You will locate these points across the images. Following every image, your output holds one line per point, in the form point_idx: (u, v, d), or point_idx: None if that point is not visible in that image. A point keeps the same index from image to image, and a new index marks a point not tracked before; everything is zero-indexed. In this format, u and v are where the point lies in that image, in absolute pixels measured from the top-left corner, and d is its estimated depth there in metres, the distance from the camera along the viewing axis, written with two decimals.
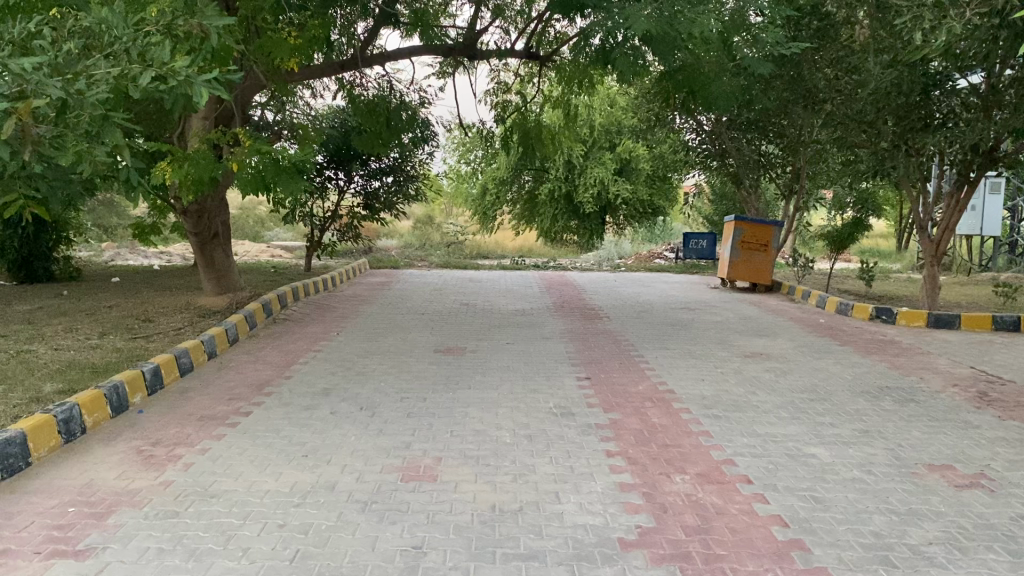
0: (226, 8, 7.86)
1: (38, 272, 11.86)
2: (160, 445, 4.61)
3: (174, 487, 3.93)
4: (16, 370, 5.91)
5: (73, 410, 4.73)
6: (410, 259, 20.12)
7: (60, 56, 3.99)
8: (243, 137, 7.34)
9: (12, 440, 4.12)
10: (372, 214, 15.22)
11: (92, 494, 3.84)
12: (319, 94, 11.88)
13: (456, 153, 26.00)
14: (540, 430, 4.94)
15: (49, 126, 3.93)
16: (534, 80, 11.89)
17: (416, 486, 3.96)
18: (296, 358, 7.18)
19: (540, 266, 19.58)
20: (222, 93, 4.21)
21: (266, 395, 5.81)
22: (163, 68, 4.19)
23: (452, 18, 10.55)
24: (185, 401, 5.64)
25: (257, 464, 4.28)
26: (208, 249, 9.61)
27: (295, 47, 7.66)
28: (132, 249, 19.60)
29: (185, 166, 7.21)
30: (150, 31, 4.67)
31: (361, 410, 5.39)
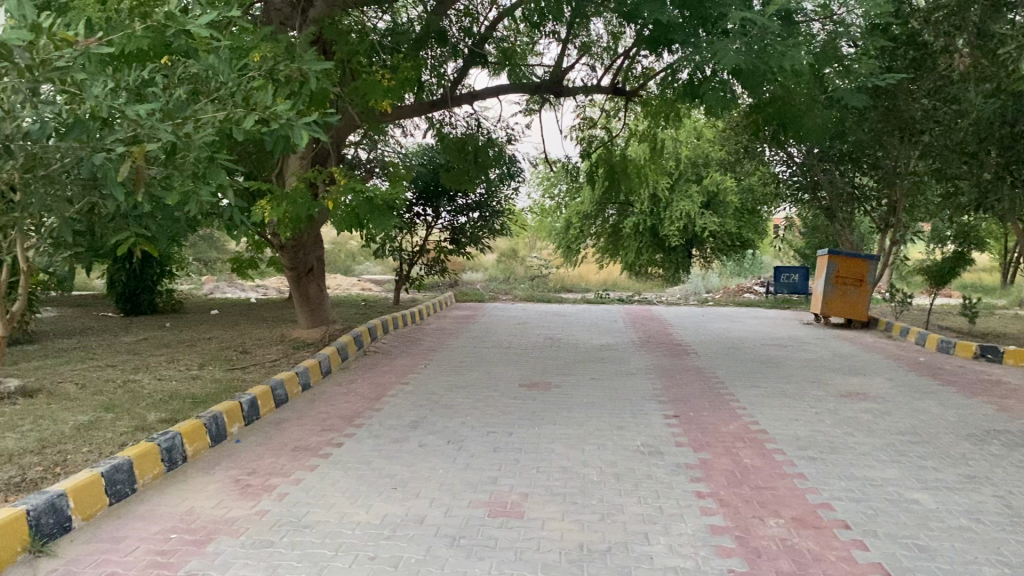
0: (323, 53, 8.23)
1: (143, 304, 12.38)
2: (256, 474, 4.75)
3: (269, 517, 4.03)
4: (123, 399, 6.19)
5: (175, 439, 4.93)
6: (495, 292, 20.30)
7: (171, 102, 4.21)
8: (338, 175, 7.55)
9: (119, 467, 4.32)
10: (459, 248, 15.41)
11: (193, 521, 3.98)
12: (409, 132, 12.11)
13: (540, 187, 26.09)
14: (628, 468, 4.88)
15: (160, 168, 4.14)
16: (620, 115, 11.94)
17: (504, 522, 3.96)
18: (385, 390, 7.31)
19: (625, 299, 19.48)
20: (320, 135, 4.40)
21: (356, 427, 5.92)
22: (266, 112, 4.39)
23: (540, 56, 10.68)
24: (280, 431, 5.80)
25: (349, 495, 4.36)
26: (303, 283, 9.89)
27: (388, 88, 7.87)
28: (229, 282, 20.43)
29: (283, 205, 7.48)
30: (253, 76, 4.92)
31: (448, 444, 5.43)
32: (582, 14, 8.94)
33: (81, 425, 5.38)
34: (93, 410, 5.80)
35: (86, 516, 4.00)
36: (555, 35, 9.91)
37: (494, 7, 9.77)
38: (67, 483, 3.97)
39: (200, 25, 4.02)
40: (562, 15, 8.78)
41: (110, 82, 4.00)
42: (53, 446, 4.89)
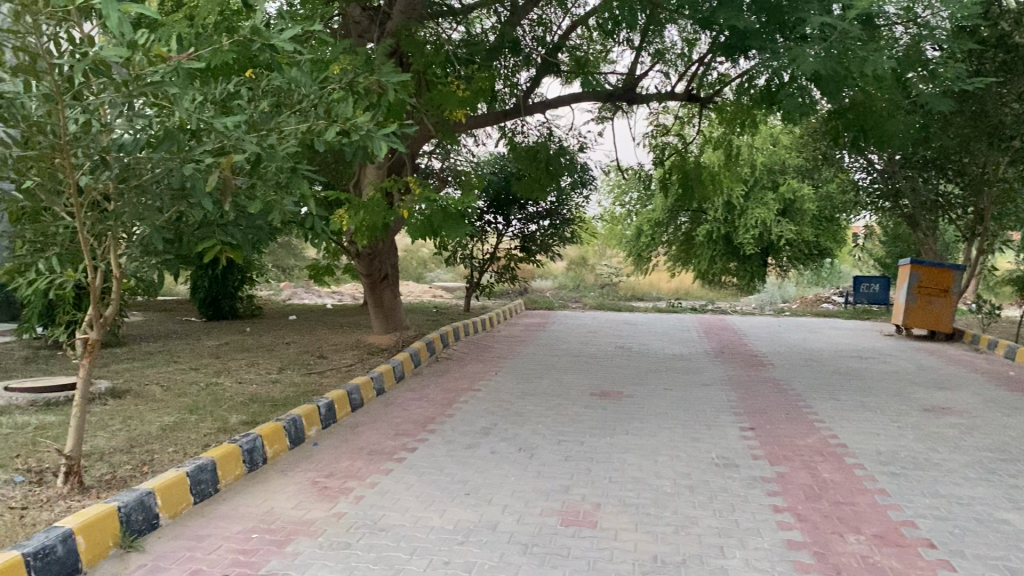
0: (400, 64, 8.43)
1: (225, 309, 12.80)
2: (333, 477, 4.85)
3: (346, 518, 4.12)
4: (206, 401, 6.41)
5: (256, 441, 5.08)
6: (565, 300, 20.28)
7: (256, 114, 4.37)
8: (413, 185, 7.68)
9: (203, 467, 4.48)
10: (529, 256, 15.46)
11: (274, 522, 4.09)
12: (481, 142, 12.20)
13: (610, 195, 25.95)
14: (702, 480, 4.82)
15: (245, 178, 4.29)
16: (694, 122, 11.83)
17: (577, 531, 3.95)
18: (457, 396, 7.37)
19: (698, 308, 19.23)
20: (399, 146, 4.51)
21: (429, 432, 6.00)
22: (347, 123, 4.54)
23: (613, 64, 10.65)
24: (356, 435, 5.91)
25: (423, 500, 4.42)
26: (378, 290, 10.07)
27: (463, 98, 7.98)
28: (306, 288, 20.93)
29: (360, 213, 7.65)
30: (333, 89, 5.06)
31: (520, 451, 5.45)
32: (656, 20, 8.90)
33: (167, 426, 5.58)
34: (178, 412, 6.01)
35: (172, 514, 4.14)
36: (628, 42, 9.88)
37: (567, 16, 9.78)
38: (154, 482, 4.12)
39: (285, 39, 4.16)
40: (637, 23, 8.78)
41: (199, 95, 4.17)
42: (141, 446, 5.08)
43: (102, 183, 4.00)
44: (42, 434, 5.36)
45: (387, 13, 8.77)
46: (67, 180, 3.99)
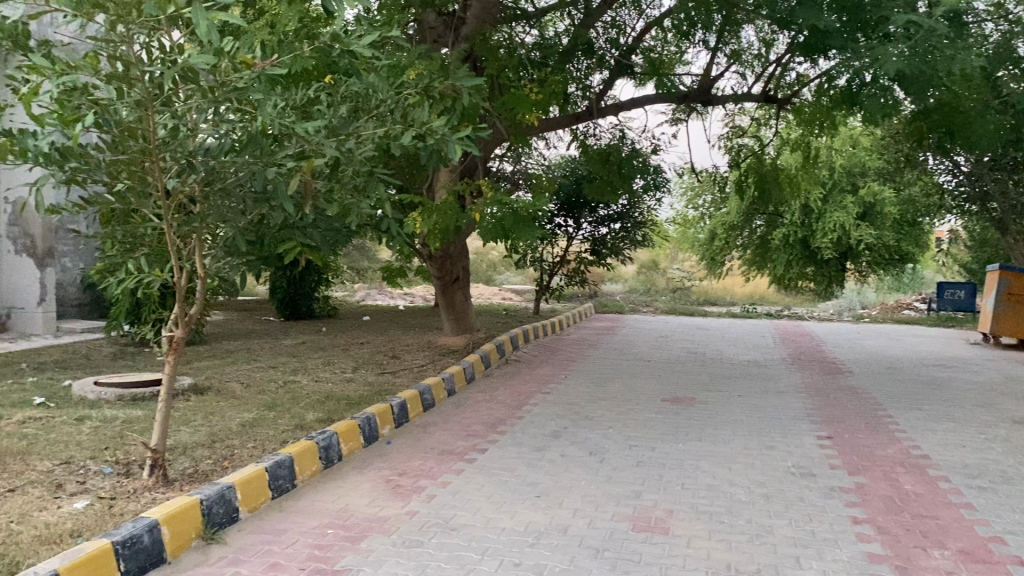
0: (474, 69, 8.52)
1: (302, 309, 13.10)
2: (405, 475, 4.92)
3: (418, 517, 4.17)
4: (284, 399, 6.58)
5: (332, 438, 5.19)
6: (636, 304, 20.10)
7: (335, 119, 4.48)
8: (485, 188, 7.77)
9: (281, 463, 4.60)
10: (600, 259, 15.38)
11: (348, 518, 4.17)
12: (553, 144, 12.18)
13: (683, 198, 25.63)
14: (778, 489, 4.72)
15: (324, 181, 4.40)
16: (771, 123, 11.63)
17: (648, 537, 3.92)
18: (528, 399, 7.39)
19: (772, 313, 18.83)
20: (472, 149, 4.57)
21: (500, 434, 6.03)
22: (423, 127, 4.62)
23: (687, 65, 10.51)
24: (428, 435, 5.98)
25: (494, 501, 4.44)
26: (449, 292, 10.16)
27: (536, 102, 7.98)
28: (379, 291, 21.25)
29: (434, 216, 7.75)
30: (409, 93, 5.15)
31: (591, 455, 5.43)
32: (731, 21, 8.79)
33: (247, 422, 5.74)
34: (257, 408, 6.18)
35: (251, 508, 4.26)
36: (704, 43, 9.76)
37: (641, 17, 9.73)
38: (235, 477, 4.26)
39: (364, 45, 4.26)
40: (714, 23, 8.68)
41: (281, 101, 4.29)
42: (221, 441, 5.24)
43: (188, 186, 4.15)
44: (130, 428, 5.59)
45: (461, 18, 8.87)
46: (155, 183, 4.14)
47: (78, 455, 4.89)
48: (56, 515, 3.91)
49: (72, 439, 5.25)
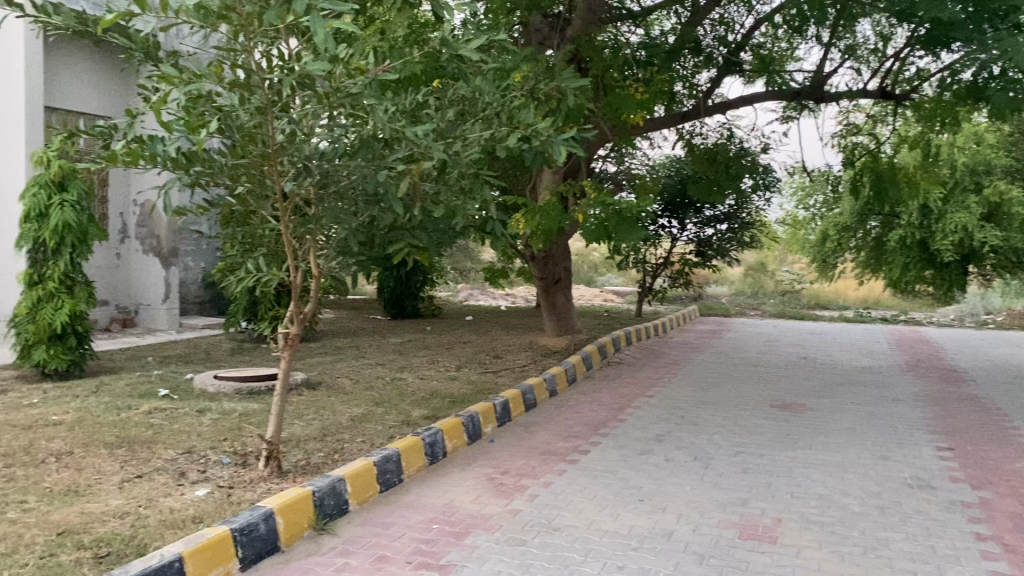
0: (579, 69, 8.53)
1: (407, 309, 13.38)
2: (508, 474, 4.97)
3: (522, 516, 4.20)
4: (391, 395, 6.74)
5: (437, 435, 5.29)
6: (743, 307, 19.64)
7: (443, 122, 4.56)
8: (589, 189, 7.76)
9: (389, 457, 4.72)
10: (705, 261, 15.11)
11: (453, 514, 4.24)
12: (657, 144, 12.04)
13: (794, 198, 24.83)
14: (894, 501, 4.54)
15: (432, 184, 4.48)
16: (889, 120, 11.15)
17: (756, 545, 3.83)
18: (630, 402, 7.33)
19: (888, 318, 18.03)
20: (578, 151, 4.55)
21: (603, 436, 6.01)
22: (529, 129, 4.63)
23: (799, 62, 10.20)
24: (530, 434, 6.02)
25: (598, 502, 4.43)
26: (551, 293, 10.18)
27: (642, 101, 7.93)
28: (481, 291, 21.49)
29: (537, 217, 7.80)
30: (515, 96, 5.19)
31: (696, 460, 5.35)
32: (847, 15, 8.48)
33: (356, 417, 5.92)
34: (365, 404, 6.36)
35: (360, 501, 4.39)
36: (817, 39, 9.45)
37: (751, 13, 9.51)
38: (345, 470, 4.40)
39: (472, 49, 4.30)
40: (828, 18, 8.39)
41: (392, 105, 4.39)
42: (332, 435, 5.42)
43: (304, 189, 4.32)
44: (247, 420, 5.85)
45: (567, 19, 8.92)
46: (273, 186, 4.32)
47: (199, 445, 5.15)
48: (180, 501, 4.12)
49: (194, 430, 5.54)
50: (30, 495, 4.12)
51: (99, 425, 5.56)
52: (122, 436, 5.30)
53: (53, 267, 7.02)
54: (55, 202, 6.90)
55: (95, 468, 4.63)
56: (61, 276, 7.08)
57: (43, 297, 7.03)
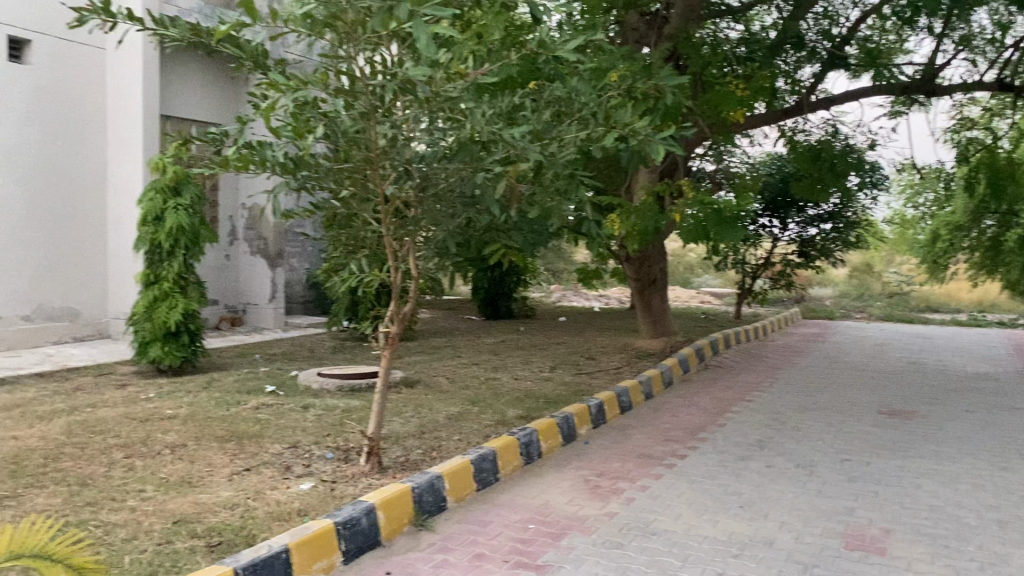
0: (677, 67, 8.43)
1: (502, 309, 13.48)
2: (604, 476, 4.95)
3: (618, 518, 4.17)
4: (487, 395, 6.80)
5: (532, 435, 5.31)
6: (847, 310, 18.95)
7: (539, 123, 4.57)
8: (687, 188, 7.65)
9: (485, 457, 4.76)
10: (808, 261, 14.70)
11: (549, 515, 4.24)
12: (757, 142, 11.76)
13: (902, 197, 23.80)
14: (1013, 515, 4.30)
15: (528, 184, 4.50)
16: (1006, 113, 10.60)
17: (863, 556, 3.69)
18: (730, 406, 7.18)
19: (1005, 323, 17.08)
20: (676, 149, 4.49)
21: (701, 440, 5.90)
22: (626, 128, 4.60)
23: (909, 54, 9.79)
24: (626, 437, 5.97)
25: (696, 508, 4.36)
26: (647, 294, 10.08)
27: (742, 98, 7.80)
28: (575, 292, 21.44)
29: (633, 217, 7.75)
30: (613, 96, 5.15)
31: (799, 467, 5.20)
32: (962, 4, 8.08)
33: (452, 416, 6.00)
34: (461, 403, 6.44)
35: (458, 499, 4.45)
36: (928, 30, 9.06)
37: (856, 6, 9.20)
38: (443, 467, 4.47)
39: (569, 50, 4.29)
40: (941, 7, 8.04)
41: (490, 107, 4.41)
42: (430, 432, 5.51)
43: (405, 192, 4.42)
44: (348, 416, 6.01)
45: (665, 17, 8.79)
46: (375, 189, 4.43)
47: (304, 440, 5.32)
48: (286, 494, 4.27)
49: (299, 425, 5.72)
50: (149, 485, 4.35)
51: (210, 420, 5.81)
52: (231, 430, 5.52)
53: (169, 268, 7.37)
54: (169, 206, 7.26)
55: (207, 460, 4.84)
56: (176, 277, 7.42)
57: (159, 297, 7.38)
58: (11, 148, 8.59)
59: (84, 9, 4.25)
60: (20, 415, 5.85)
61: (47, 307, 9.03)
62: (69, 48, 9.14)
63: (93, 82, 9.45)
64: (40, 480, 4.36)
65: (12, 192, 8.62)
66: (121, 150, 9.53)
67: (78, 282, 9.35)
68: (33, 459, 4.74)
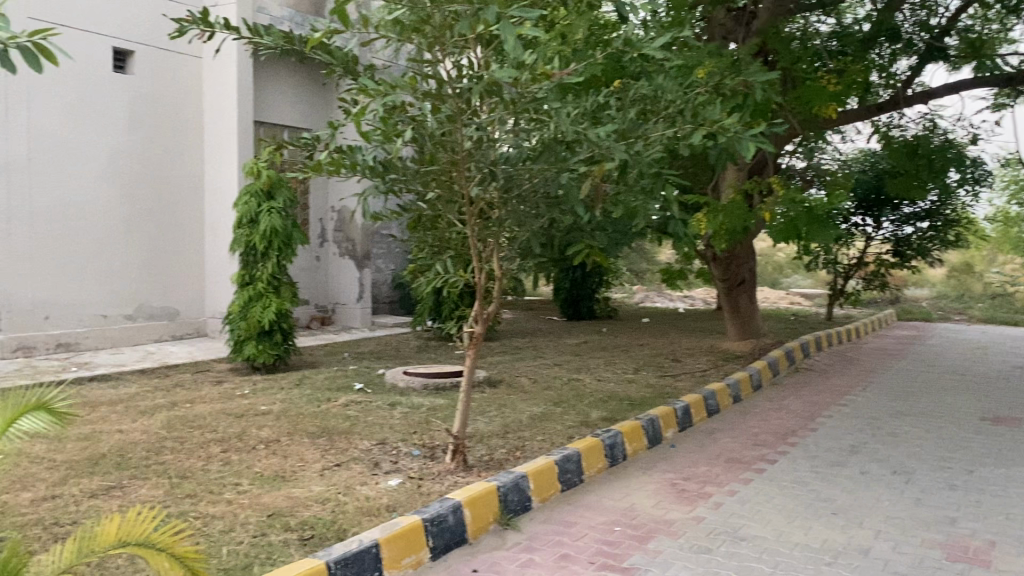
0: (766, 63, 8.23)
1: (585, 310, 13.45)
2: (691, 480, 4.87)
3: (706, 523, 4.11)
4: (571, 396, 6.79)
5: (617, 437, 5.28)
6: (946, 312, 18.20)
7: (625, 122, 4.52)
8: (776, 186, 7.47)
9: (570, 458, 4.76)
10: (903, 260, 14.20)
11: (635, 518, 4.21)
12: (849, 138, 11.41)
13: (1006, 194, 22.69)
14: None
15: (613, 184, 4.47)
16: None
17: (966, 569, 3.54)
18: (821, 410, 6.98)
19: None
20: (767, 147, 4.40)
21: (791, 445, 5.76)
22: (715, 126, 4.52)
23: (1014, 43, 9.33)
24: (713, 440, 5.88)
25: (787, 514, 4.26)
26: (734, 295, 9.88)
27: (834, 93, 7.57)
28: (659, 293, 21.21)
29: (720, 216, 7.61)
30: (701, 93, 5.07)
31: (895, 474, 5.02)
32: None
33: (537, 416, 6.01)
34: (545, 403, 6.45)
35: (543, 499, 4.46)
36: None
37: None
38: (528, 467, 4.49)
39: (656, 48, 4.22)
40: None
41: (574, 108, 4.41)
42: (514, 432, 5.54)
43: (490, 193, 4.44)
44: (434, 415, 6.09)
45: (753, 12, 8.58)
46: (460, 190, 4.47)
47: (391, 437, 5.42)
48: (375, 490, 4.36)
49: (386, 422, 5.83)
50: (244, 478, 4.50)
51: (301, 416, 5.98)
52: (322, 426, 5.67)
53: (262, 269, 7.61)
54: (263, 209, 7.49)
55: (299, 456, 4.98)
56: (269, 277, 7.66)
57: (253, 297, 7.64)
58: (116, 155, 9.01)
59: (184, 20, 4.43)
60: (125, 409, 6.14)
61: (149, 306, 9.44)
62: (168, 58, 9.54)
63: (191, 90, 9.84)
64: (144, 472, 4.57)
65: (117, 197, 9.03)
66: (217, 156, 9.90)
67: (177, 283, 9.75)
68: (137, 451, 4.96)
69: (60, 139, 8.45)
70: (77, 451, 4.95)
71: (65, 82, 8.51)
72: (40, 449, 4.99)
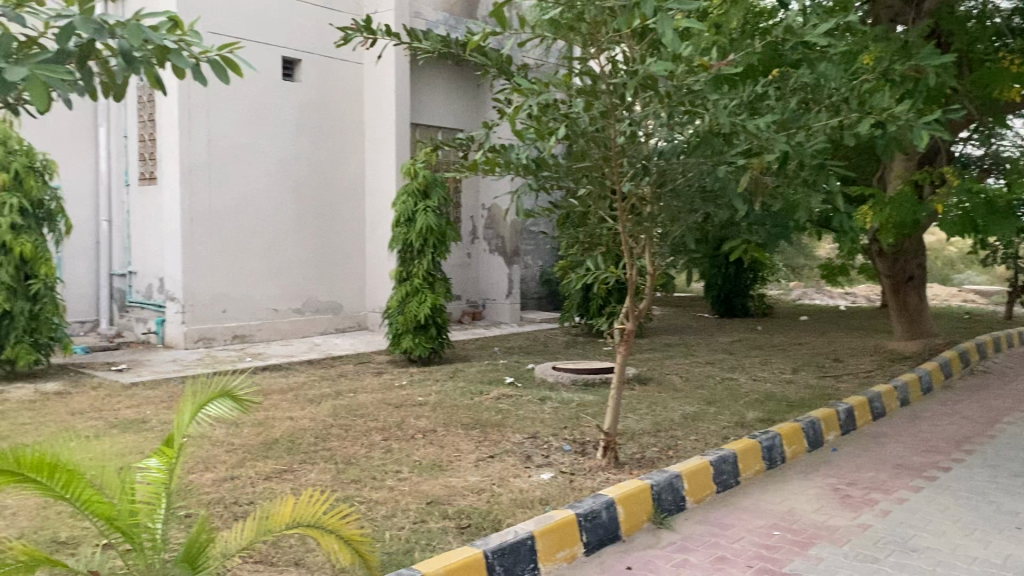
0: (939, 45, 7.72)
1: (738, 307, 13.08)
2: (855, 486, 4.65)
3: (872, 531, 3.92)
4: (724, 395, 6.64)
5: (775, 439, 5.11)
6: None
7: (785, 113, 4.37)
8: (951, 176, 7.00)
9: (725, 459, 4.66)
10: None
11: (795, 523, 4.07)
12: None
13: None
14: None
15: (773, 177, 4.32)
16: None
17: None
18: (1001, 416, 6.48)
19: None
20: (942, 135, 4.13)
21: (967, 452, 5.39)
22: (884, 114, 4.28)
23: None
24: (878, 445, 5.59)
25: (963, 525, 3.99)
26: (902, 292, 9.32)
27: (1017, 74, 7.01)
28: (817, 291, 20.34)
29: (887, 209, 7.20)
30: (868, 80, 4.82)
31: None
32: None
33: (689, 415, 5.92)
34: (697, 402, 6.33)
35: (698, 500, 4.38)
36: None
37: None
38: (682, 467, 4.43)
39: (819, 35, 4.03)
40: None
41: (731, 100, 4.29)
42: (666, 431, 5.48)
43: (643, 188, 4.43)
44: (584, 410, 6.11)
45: None
46: (613, 185, 4.45)
47: (542, 431, 5.48)
48: (528, 482, 4.43)
49: (538, 417, 5.90)
50: (404, 466, 4.69)
51: (456, 408, 6.15)
52: (475, 418, 5.82)
53: (418, 266, 7.88)
54: (419, 208, 7.74)
55: (455, 446, 5.13)
56: (424, 274, 7.91)
57: (410, 292, 7.93)
58: (285, 158, 9.57)
59: (349, 28, 4.64)
60: (294, 397, 6.53)
61: (315, 300, 9.98)
62: (332, 65, 10.04)
63: (353, 95, 10.31)
64: (312, 457, 4.84)
65: (286, 198, 9.59)
66: (377, 157, 10.32)
67: (341, 278, 10.26)
68: (306, 438, 5.26)
69: (237, 144, 9.06)
70: (253, 436, 5.31)
71: (241, 91, 9.12)
72: (220, 433, 5.39)
